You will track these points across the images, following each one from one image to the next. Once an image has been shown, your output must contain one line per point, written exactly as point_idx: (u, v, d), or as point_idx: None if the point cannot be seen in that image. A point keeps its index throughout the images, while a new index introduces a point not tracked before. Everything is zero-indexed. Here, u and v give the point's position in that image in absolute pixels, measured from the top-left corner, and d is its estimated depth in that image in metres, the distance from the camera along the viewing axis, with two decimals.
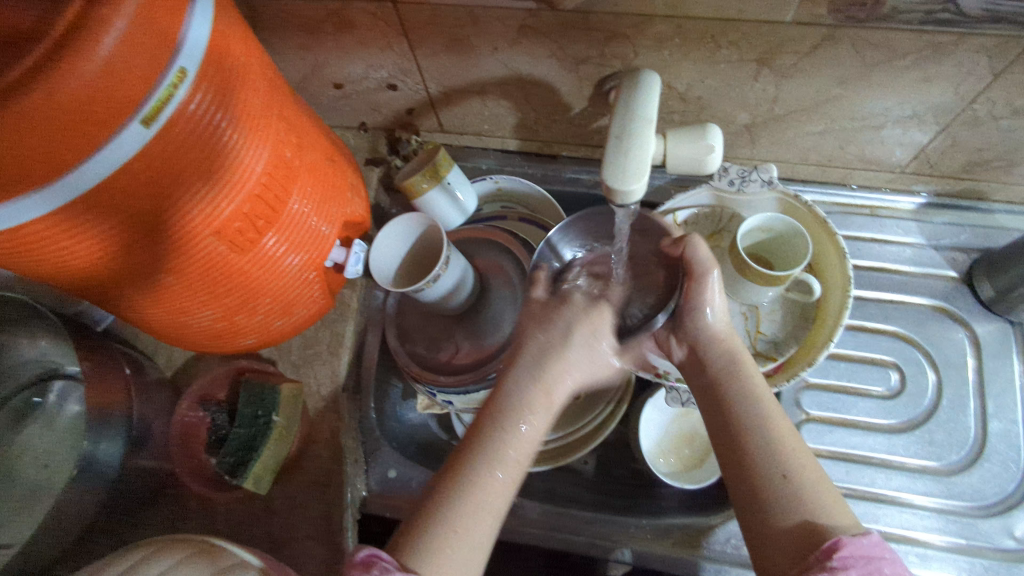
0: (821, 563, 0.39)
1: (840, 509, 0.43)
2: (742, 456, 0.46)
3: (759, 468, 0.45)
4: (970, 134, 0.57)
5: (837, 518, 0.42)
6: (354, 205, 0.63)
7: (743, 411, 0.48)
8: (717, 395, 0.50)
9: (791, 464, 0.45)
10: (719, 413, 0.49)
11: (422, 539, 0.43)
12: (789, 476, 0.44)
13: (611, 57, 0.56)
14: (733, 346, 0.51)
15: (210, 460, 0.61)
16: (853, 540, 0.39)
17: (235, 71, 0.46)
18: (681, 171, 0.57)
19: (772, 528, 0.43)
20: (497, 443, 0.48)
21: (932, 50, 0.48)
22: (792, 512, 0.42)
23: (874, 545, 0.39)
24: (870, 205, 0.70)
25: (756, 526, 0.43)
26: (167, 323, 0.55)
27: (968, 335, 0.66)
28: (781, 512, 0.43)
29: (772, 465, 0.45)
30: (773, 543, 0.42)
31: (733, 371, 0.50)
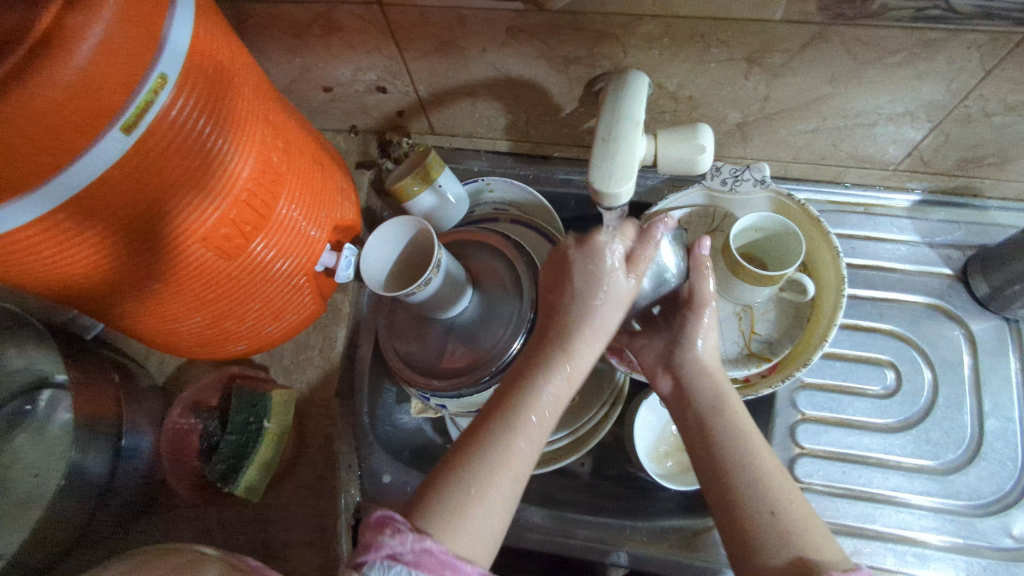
0: None
1: (829, 545, 0.43)
2: (730, 492, 0.46)
3: (747, 505, 0.45)
4: (963, 130, 0.57)
5: (824, 554, 0.42)
6: (343, 209, 0.63)
7: (732, 445, 0.48)
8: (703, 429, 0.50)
9: (778, 498, 0.45)
10: (704, 449, 0.49)
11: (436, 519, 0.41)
12: (777, 511, 0.44)
13: (600, 57, 0.56)
14: (716, 381, 0.52)
15: (202, 467, 0.61)
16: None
17: (218, 75, 0.46)
18: (672, 172, 0.56)
19: (759, 566, 0.42)
20: (515, 430, 0.46)
21: (923, 47, 0.48)
22: (782, 550, 0.42)
23: None
24: (864, 203, 0.70)
25: (746, 564, 0.43)
26: (155, 330, 0.55)
27: (964, 333, 0.65)
28: (771, 550, 0.43)
29: (760, 503, 0.45)
30: None
31: (716, 407, 0.50)
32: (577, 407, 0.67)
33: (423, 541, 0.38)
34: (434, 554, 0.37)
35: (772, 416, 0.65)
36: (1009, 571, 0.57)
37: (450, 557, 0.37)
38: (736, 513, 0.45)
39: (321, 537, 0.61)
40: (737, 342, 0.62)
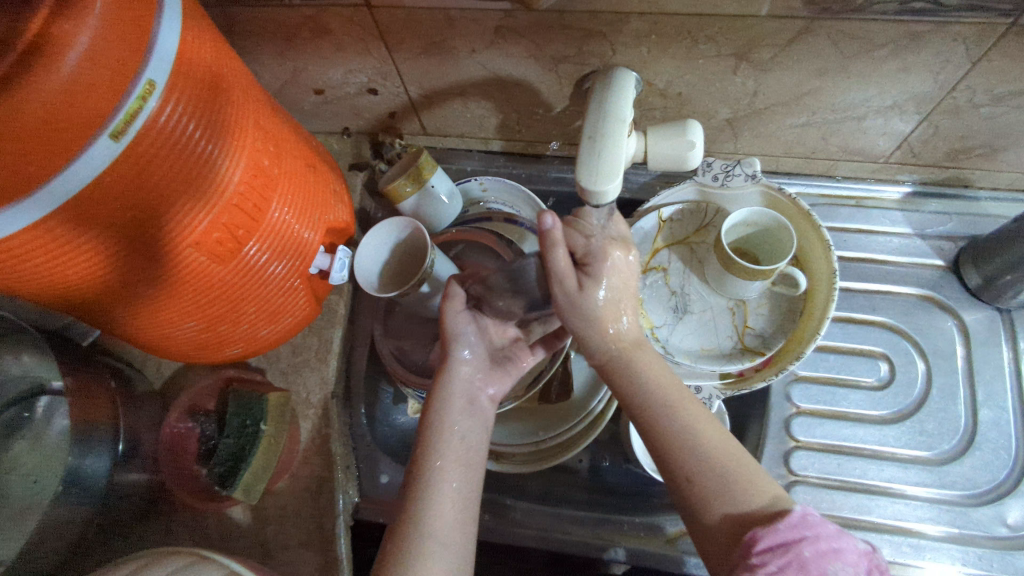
0: (744, 560, 0.41)
1: (757, 488, 0.44)
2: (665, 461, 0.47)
3: (676, 469, 0.46)
4: (952, 122, 0.57)
5: (752, 500, 0.43)
6: (337, 211, 0.63)
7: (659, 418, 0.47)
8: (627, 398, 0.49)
9: (710, 455, 0.46)
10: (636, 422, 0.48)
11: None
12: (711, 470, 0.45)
13: (589, 55, 0.56)
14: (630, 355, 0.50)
15: (201, 471, 0.61)
16: (767, 530, 0.41)
17: (206, 78, 0.46)
18: (662, 168, 0.56)
19: (703, 526, 0.44)
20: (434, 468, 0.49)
21: (909, 39, 0.48)
22: (714, 508, 0.44)
23: (790, 527, 0.41)
24: (856, 196, 0.70)
25: (693, 524, 0.45)
26: (151, 336, 0.55)
27: (957, 324, 0.66)
28: (704, 509, 0.44)
29: (686, 465, 0.45)
30: (709, 543, 0.44)
31: (631, 376, 0.49)
32: (574, 404, 0.67)
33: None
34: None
35: (766, 410, 0.65)
36: (1004, 560, 0.58)
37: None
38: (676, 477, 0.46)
39: (320, 539, 0.61)
40: (731, 336, 0.63)
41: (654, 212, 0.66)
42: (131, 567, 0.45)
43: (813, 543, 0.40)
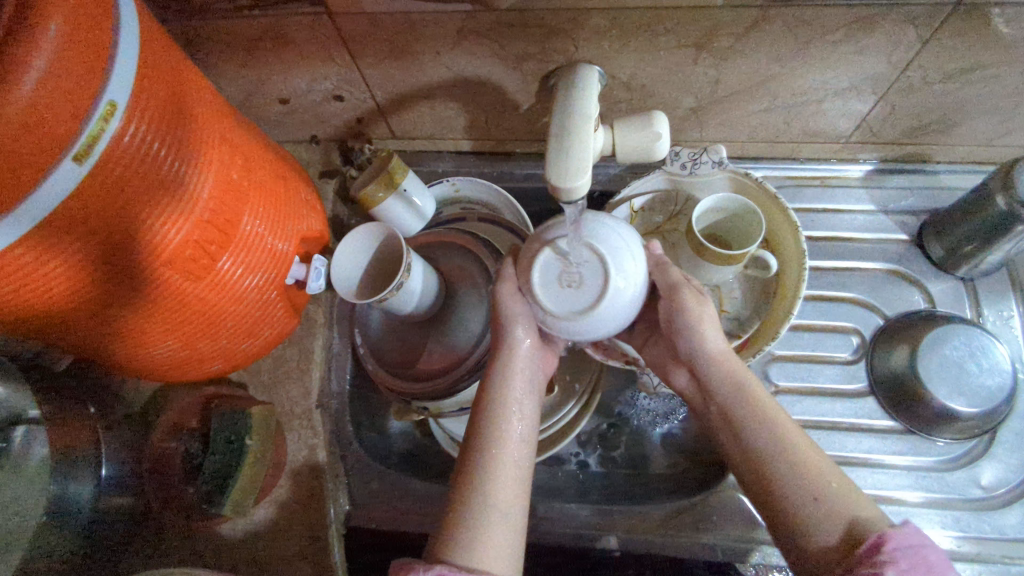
0: (869, 558, 0.39)
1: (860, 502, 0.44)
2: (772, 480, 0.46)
3: (788, 483, 0.45)
4: (907, 100, 0.59)
5: (858, 513, 0.43)
6: (310, 221, 0.63)
7: (753, 429, 0.48)
8: (728, 427, 0.50)
9: (802, 462, 0.46)
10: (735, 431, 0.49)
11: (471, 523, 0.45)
12: (841, 519, 0.43)
13: (551, 52, 0.56)
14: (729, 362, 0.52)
15: (185, 489, 0.61)
16: (899, 532, 0.40)
17: (166, 93, 0.45)
18: (631, 160, 0.57)
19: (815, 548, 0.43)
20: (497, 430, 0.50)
21: (862, 23, 0.50)
22: (831, 530, 0.43)
23: (917, 532, 0.40)
24: (819, 176, 0.72)
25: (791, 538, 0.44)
26: (126, 357, 0.55)
27: (923, 295, 0.68)
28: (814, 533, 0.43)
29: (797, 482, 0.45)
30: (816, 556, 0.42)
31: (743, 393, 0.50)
32: (559, 399, 0.69)
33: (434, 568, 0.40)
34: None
35: None
36: (981, 521, 0.60)
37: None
38: (806, 550, 0.43)
39: (313, 549, 0.62)
40: None
41: (625, 203, 0.67)
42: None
43: (938, 548, 0.39)
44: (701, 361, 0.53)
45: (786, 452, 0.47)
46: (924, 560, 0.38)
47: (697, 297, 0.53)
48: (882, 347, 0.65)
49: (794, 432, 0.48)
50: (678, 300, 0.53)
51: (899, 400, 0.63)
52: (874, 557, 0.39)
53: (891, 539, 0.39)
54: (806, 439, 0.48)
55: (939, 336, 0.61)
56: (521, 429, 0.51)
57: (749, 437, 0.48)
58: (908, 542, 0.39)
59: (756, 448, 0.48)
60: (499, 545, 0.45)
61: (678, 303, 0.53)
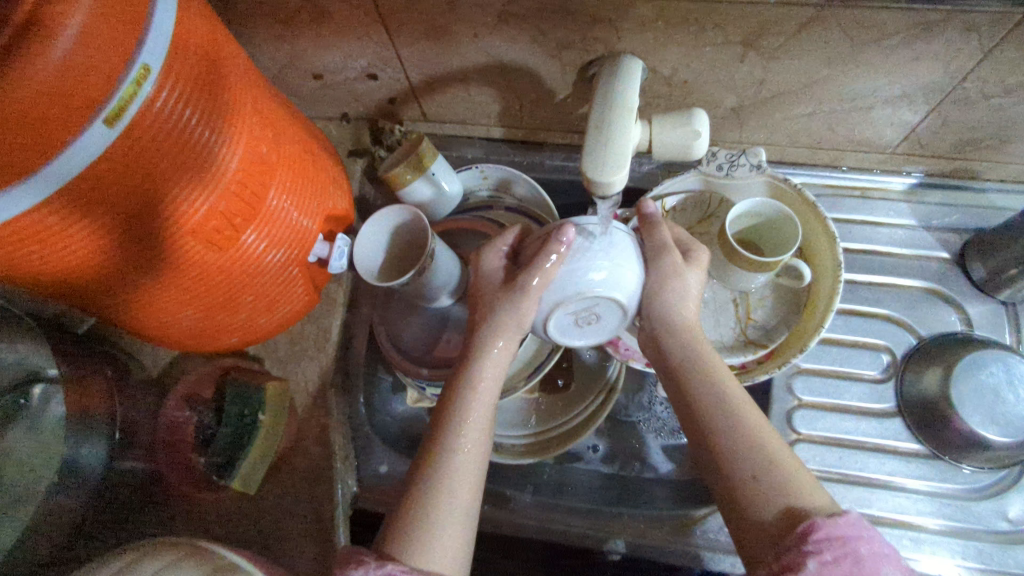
0: (797, 548, 0.37)
1: (814, 491, 0.42)
2: (720, 453, 0.45)
3: (733, 461, 0.44)
4: (961, 113, 0.56)
5: (809, 500, 0.41)
6: (336, 199, 0.62)
7: (711, 402, 0.48)
8: (682, 395, 0.50)
9: (758, 443, 0.45)
10: (688, 404, 0.49)
11: (416, 518, 0.44)
12: (780, 498, 0.41)
13: (593, 42, 0.55)
14: (693, 331, 0.52)
15: (198, 459, 0.61)
16: (828, 521, 0.37)
17: (202, 62, 0.45)
18: (667, 158, 0.55)
19: (748, 527, 0.41)
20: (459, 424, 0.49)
21: (921, 29, 0.47)
22: (773, 506, 0.41)
23: (852, 525, 0.37)
24: (861, 186, 0.69)
25: (732, 518, 0.43)
26: (147, 324, 0.55)
27: (961, 317, 0.65)
28: (758, 508, 0.42)
29: (746, 461, 0.44)
30: (748, 536, 0.41)
31: (700, 364, 0.50)
32: (573, 397, 0.68)
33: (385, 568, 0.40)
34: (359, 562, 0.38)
35: (768, 402, 0.65)
36: (1004, 554, 0.58)
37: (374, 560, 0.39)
38: (737, 526, 0.42)
39: (318, 527, 0.62)
40: (734, 328, 0.62)
41: (658, 201, 0.66)
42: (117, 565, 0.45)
43: (871, 542, 0.36)
44: (665, 323, 0.52)
45: (734, 432, 0.45)
46: (854, 553, 0.36)
47: (673, 269, 0.52)
48: (913, 368, 0.63)
49: (749, 405, 0.47)
50: (659, 260, 0.53)
51: (928, 423, 0.61)
52: (802, 545, 0.37)
53: (820, 527, 0.37)
54: (756, 408, 0.47)
55: (973, 361, 0.59)
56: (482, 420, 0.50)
57: (700, 407, 0.48)
58: (837, 532, 0.37)
59: (707, 414, 0.47)
60: (445, 546, 0.43)
61: (654, 267, 0.53)
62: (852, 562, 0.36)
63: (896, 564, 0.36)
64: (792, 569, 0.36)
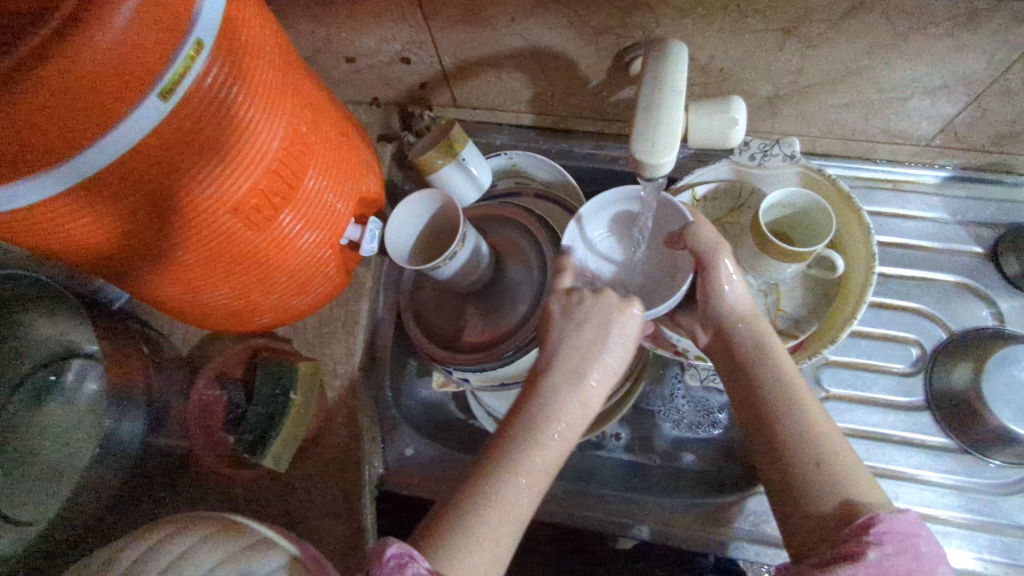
0: (858, 537, 0.40)
1: (871, 487, 0.45)
2: (781, 445, 0.48)
3: (795, 454, 0.47)
4: (1001, 105, 0.56)
5: (866, 493, 0.44)
6: (369, 181, 0.62)
7: (774, 395, 0.49)
8: (744, 386, 0.51)
9: (820, 440, 0.47)
10: (749, 395, 0.51)
11: (450, 542, 0.44)
12: (839, 490, 0.44)
13: (631, 28, 0.54)
14: (754, 325, 0.53)
15: (227, 437, 0.62)
16: (890, 517, 0.41)
17: (248, 42, 0.45)
18: (704, 146, 0.55)
19: (806, 514, 0.45)
20: (523, 465, 0.47)
21: (967, 18, 0.46)
22: (831, 495, 0.44)
23: (911, 522, 0.41)
24: (893, 179, 0.69)
25: (791, 505, 0.46)
26: (183, 301, 0.55)
27: (992, 312, 0.65)
28: (817, 497, 0.45)
29: (809, 454, 0.46)
30: (805, 522, 0.44)
31: (759, 355, 0.51)
32: None
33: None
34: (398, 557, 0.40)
35: None
36: None
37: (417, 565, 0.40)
38: (799, 509, 0.45)
39: (346, 508, 0.63)
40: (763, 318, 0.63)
41: (688, 190, 0.65)
42: (138, 552, 0.44)
43: (928, 539, 0.40)
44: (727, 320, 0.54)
45: (799, 422, 0.48)
46: (913, 548, 0.39)
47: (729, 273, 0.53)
48: (943, 362, 0.63)
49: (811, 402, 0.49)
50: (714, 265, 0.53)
51: (957, 417, 0.61)
52: (863, 535, 0.40)
53: (882, 521, 0.41)
54: (818, 404, 0.49)
55: (1006, 356, 0.59)
56: (543, 472, 0.48)
57: (762, 398, 0.50)
58: (899, 528, 0.40)
59: (770, 409, 0.49)
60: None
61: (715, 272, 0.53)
62: (911, 556, 0.39)
63: (945, 562, 0.40)
64: (853, 557, 0.39)
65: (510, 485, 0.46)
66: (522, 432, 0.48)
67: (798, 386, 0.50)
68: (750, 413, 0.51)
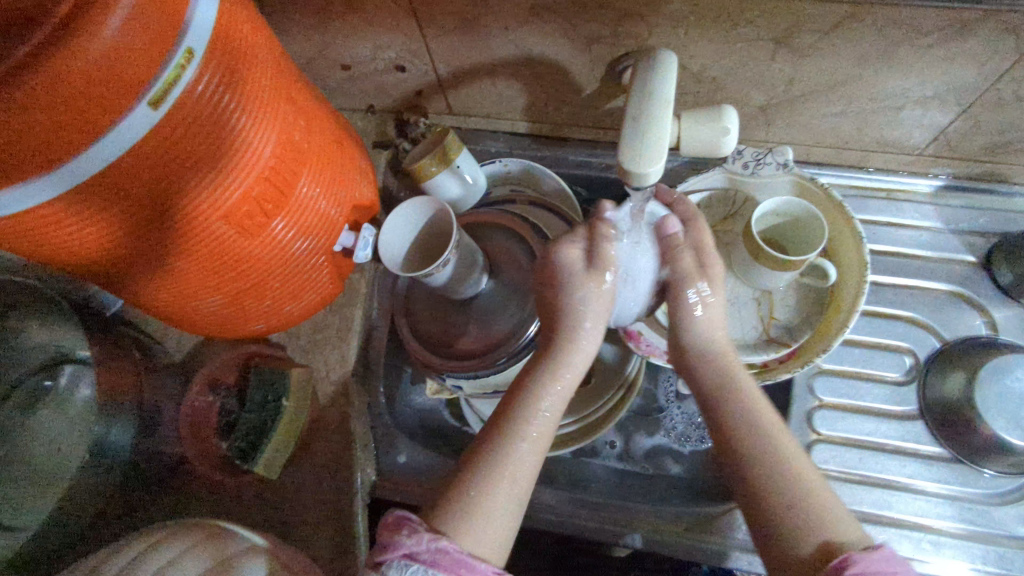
0: None
1: (848, 522, 0.43)
2: (753, 483, 0.46)
3: (769, 493, 0.45)
4: (992, 115, 0.56)
5: (842, 531, 0.42)
6: (363, 189, 0.63)
7: (743, 431, 0.49)
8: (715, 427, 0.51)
9: (792, 476, 0.46)
10: (721, 435, 0.50)
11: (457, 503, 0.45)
12: (818, 529, 0.42)
13: (624, 37, 0.55)
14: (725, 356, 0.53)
15: (220, 444, 0.61)
16: (864, 557, 0.39)
17: (242, 52, 0.46)
18: (696, 154, 0.55)
19: (785, 557, 0.43)
20: (526, 423, 0.49)
21: (957, 28, 0.47)
22: (809, 535, 0.42)
23: (890, 560, 0.38)
24: (886, 188, 0.69)
25: (768, 548, 0.44)
26: (178, 308, 0.55)
27: (986, 321, 0.65)
28: (795, 538, 0.43)
29: (786, 492, 0.45)
30: (785, 565, 0.42)
31: (728, 390, 0.51)
32: (593, 392, 0.69)
33: (438, 541, 0.39)
34: (449, 552, 0.39)
35: (789, 402, 0.65)
36: None
37: (467, 556, 0.39)
38: (777, 549, 0.43)
39: (337, 514, 0.63)
40: (757, 326, 0.63)
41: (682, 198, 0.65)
42: (124, 560, 0.44)
43: None
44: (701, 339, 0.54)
45: (777, 453, 0.47)
46: None
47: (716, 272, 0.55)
48: (937, 370, 0.62)
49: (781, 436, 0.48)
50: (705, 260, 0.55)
51: (951, 425, 0.60)
52: None
53: (856, 562, 0.39)
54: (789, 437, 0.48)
55: (1004, 366, 0.58)
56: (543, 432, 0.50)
57: (732, 434, 0.49)
58: (876, 567, 0.38)
59: (741, 447, 0.48)
60: (474, 537, 0.43)
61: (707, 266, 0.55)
62: None
63: None
64: None
65: (517, 440, 0.48)
66: (522, 396, 0.50)
67: (767, 420, 0.49)
68: (721, 452, 0.50)
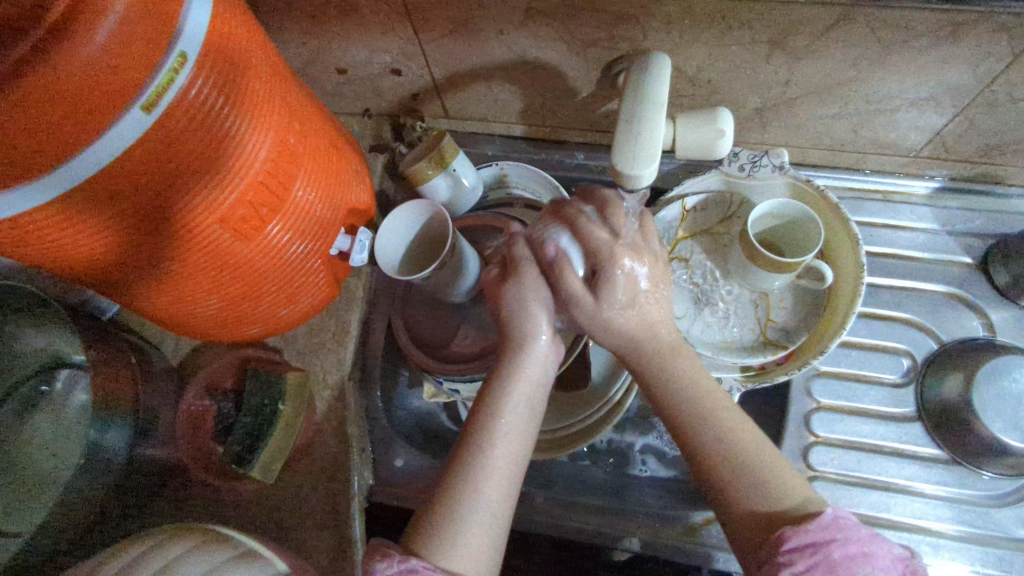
0: (772, 558, 0.39)
1: (801, 485, 0.43)
2: (702, 450, 0.46)
3: (715, 460, 0.45)
4: (987, 117, 0.56)
5: (792, 494, 0.43)
6: (359, 192, 0.63)
7: (683, 397, 0.48)
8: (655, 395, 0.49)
9: (741, 443, 0.45)
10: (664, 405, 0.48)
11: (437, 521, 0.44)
12: (772, 495, 0.43)
13: (619, 39, 0.55)
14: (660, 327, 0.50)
15: (216, 448, 0.62)
16: (796, 530, 0.40)
17: (236, 56, 0.46)
18: (690, 156, 0.55)
19: (741, 522, 0.43)
20: (490, 429, 0.47)
21: (951, 30, 0.47)
22: (764, 501, 0.43)
23: (823, 529, 0.39)
24: (882, 190, 0.69)
25: (725, 515, 0.44)
26: (174, 313, 0.55)
27: (983, 322, 0.65)
28: (750, 502, 0.43)
29: (738, 457, 0.45)
30: (742, 530, 0.43)
31: (668, 358, 0.49)
32: (584, 398, 0.68)
33: (408, 561, 0.42)
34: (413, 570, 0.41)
35: (788, 404, 0.65)
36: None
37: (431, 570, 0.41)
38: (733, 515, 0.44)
39: (336, 518, 0.63)
40: (754, 329, 0.62)
41: (678, 201, 0.66)
42: (119, 566, 0.44)
43: (841, 545, 0.39)
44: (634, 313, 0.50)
45: (717, 419, 0.46)
46: (825, 559, 0.38)
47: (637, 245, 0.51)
48: (934, 371, 0.62)
49: (722, 400, 0.48)
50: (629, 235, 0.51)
51: (948, 425, 0.60)
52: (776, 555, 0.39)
53: (790, 537, 0.39)
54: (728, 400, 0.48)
55: (1005, 367, 0.58)
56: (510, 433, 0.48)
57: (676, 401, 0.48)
58: (808, 538, 0.39)
59: (687, 413, 0.47)
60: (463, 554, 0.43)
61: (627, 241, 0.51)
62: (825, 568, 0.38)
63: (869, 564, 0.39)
64: None
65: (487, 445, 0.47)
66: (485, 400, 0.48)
67: (709, 387, 0.48)
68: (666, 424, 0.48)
